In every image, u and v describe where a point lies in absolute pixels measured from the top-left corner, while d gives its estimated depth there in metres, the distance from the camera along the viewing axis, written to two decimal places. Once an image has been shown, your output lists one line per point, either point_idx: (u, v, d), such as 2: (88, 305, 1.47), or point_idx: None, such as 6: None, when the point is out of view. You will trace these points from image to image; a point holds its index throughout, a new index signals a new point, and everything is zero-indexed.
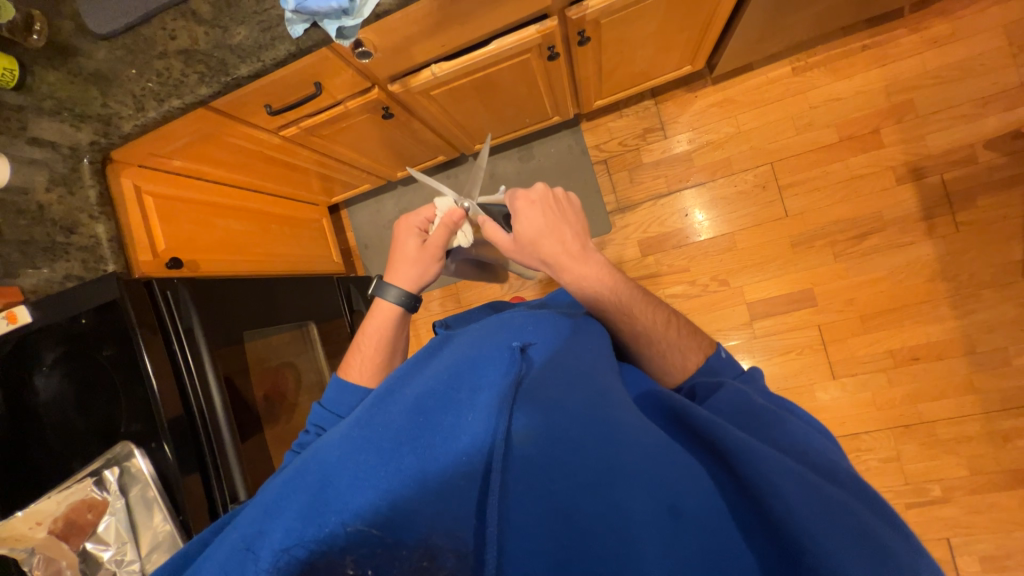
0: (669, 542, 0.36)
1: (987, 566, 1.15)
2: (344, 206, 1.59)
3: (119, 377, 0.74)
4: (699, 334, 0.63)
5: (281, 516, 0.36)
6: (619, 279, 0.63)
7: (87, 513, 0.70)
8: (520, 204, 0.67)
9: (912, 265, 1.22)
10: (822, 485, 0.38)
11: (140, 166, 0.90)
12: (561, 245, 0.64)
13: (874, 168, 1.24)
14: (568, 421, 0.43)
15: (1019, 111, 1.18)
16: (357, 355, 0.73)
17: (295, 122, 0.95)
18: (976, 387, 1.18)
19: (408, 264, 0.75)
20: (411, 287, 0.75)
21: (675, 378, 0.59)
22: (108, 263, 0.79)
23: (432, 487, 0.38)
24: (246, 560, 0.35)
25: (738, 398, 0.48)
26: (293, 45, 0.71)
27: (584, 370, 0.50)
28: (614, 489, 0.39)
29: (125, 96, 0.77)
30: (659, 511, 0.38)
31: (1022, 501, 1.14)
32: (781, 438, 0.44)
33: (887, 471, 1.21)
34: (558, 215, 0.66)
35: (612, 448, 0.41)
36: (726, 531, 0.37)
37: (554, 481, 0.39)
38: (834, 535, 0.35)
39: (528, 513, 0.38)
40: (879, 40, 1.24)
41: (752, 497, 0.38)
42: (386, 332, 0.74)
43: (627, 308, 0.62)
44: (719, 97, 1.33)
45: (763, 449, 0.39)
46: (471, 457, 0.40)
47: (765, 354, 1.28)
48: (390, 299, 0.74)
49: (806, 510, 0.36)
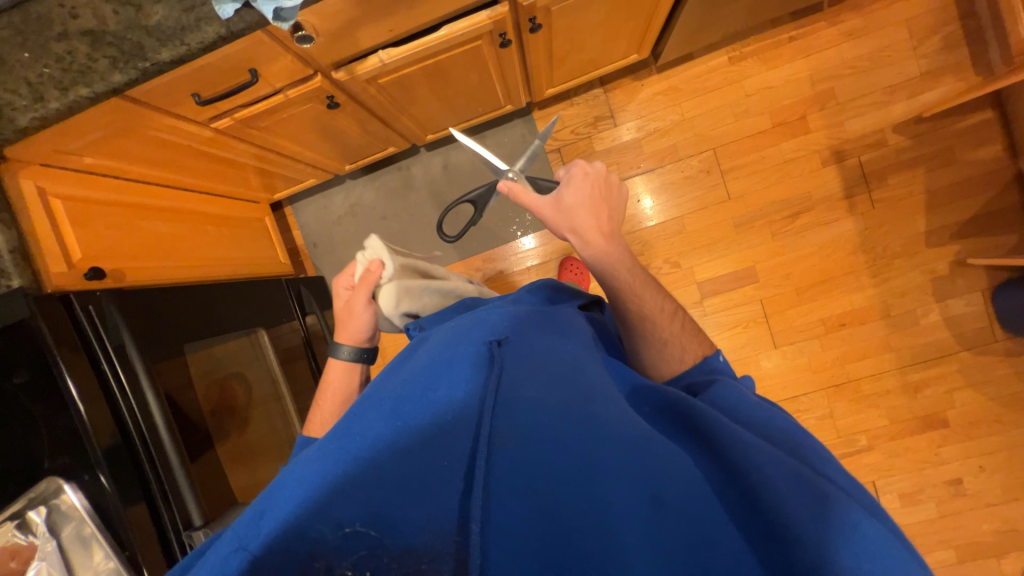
0: (651, 530, 0.39)
1: (904, 501, 1.32)
2: (288, 202, 1.49)
3: (36, 406, 0.66)
4: (701, 335, 0.66)
5: (270, 518, 0.40)
6: (635, 268, 0.66)
7: (9, 561, 0.63)
8: (577, 172, 0.65)
9: (837, 240, 1.34)
10: (809, 475, 0.41)
11: (41, 165, 0.78)
12: (597, 222, 0.64)
13: (802, 152, 1.35)
14: (549, 417, 0.44)
15: (920, 98, 1.32)
16: (316, 412, 0.75)
17: (228, 112, 0.87)
18: (892, 345, 1.33)
19: (343, 320, 0.75)
20: (355, 342, 0.75)
21: (671, 369, 0.63)
22: (11, 278, 0.68)
23: (411, 491, 0.41)
24: (239, 560, 0.38)
25: (728, 395, 0.53)
26: (223, 28, 0.64)
27: (565, 368, 0.52)
28: (595, 482, 0.41)
29: (17, 84, 0.66)
30: (641, 499, 0.40)
31: (930, 442, 1.31)
32: (768, 430, 0.48)
33: (822, 427, 1.34)
34: (602, 197, 0.66)
35: (591, 441, 0.43)
36: (712, 514, 0.40)
37: (540, 477, 0.41)
38: (816, 521, 0.38)
39: (513, 511, 0.40)
40: (803, 32, 1.34)
41: (741, 484, 0.41)
42: (343, 386, 0.76)
43: (640, 296, 0.66)
44: (664, 85, 1.37)
45: (751, 440, 0.43)
46: (450, 459, 0.43)
47: (714, 330, 1.36)
48: (343, 357, 0.75)
49: (789, 490, 0.39)
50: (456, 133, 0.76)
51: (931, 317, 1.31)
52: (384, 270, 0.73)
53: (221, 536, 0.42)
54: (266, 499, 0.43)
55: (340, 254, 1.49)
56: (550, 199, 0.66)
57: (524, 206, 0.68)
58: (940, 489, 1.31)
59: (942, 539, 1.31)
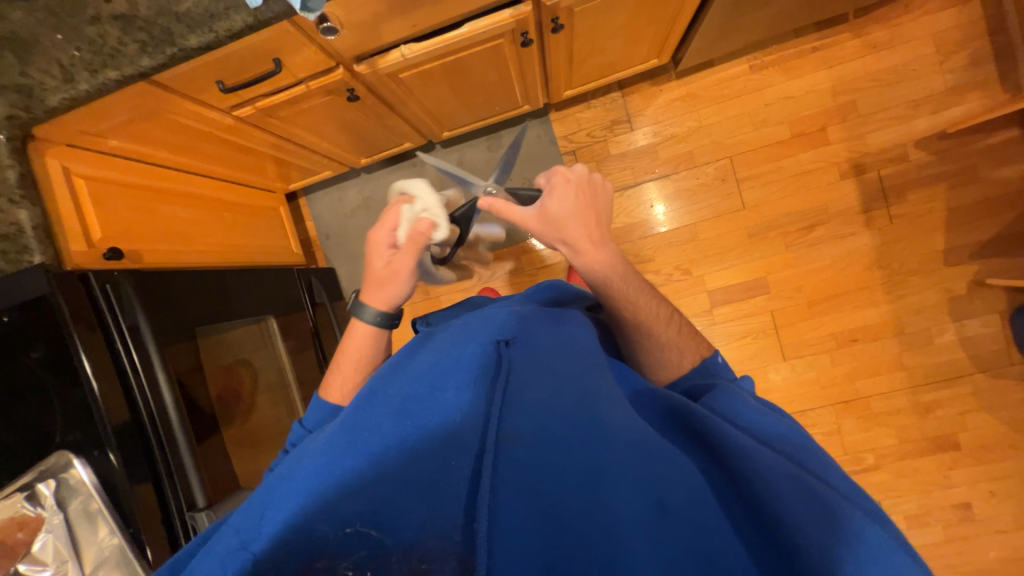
0: (659, 537, 0.38)
1: (910, 523, 1.30)
2: (302, 193, 1.51)
3: (50, 381, 0.67)
4: (698, 337, 0.66)
5: (276, 515, 0.41)
6: (627, 272, 0.65)
7: (17, 532, 0.64)
8: (558, 180, 0.65)
9: (853, 254, 1.32)
10: (816, 483, 0.40)
11: (66, 145, 0.79)
12: (586, 230, 0.64)
13: (820, 164, 1.33)
14: (554, 420, 0.44)
15: (944, 114, 1.30)
16: (337, 374, 0.73)
17: (250, 101, 0.88)
18: (904, 363, 1.30)
19: (380, 280, 0.71)
20: (386, 306, 0.72)
21: (670, 373, 0.64)
22: (35, 254, 0.70)
23: (416, 491, 0.41)
24: (242, 557, 0.39)
25: (729, 399, 0.52)
26: (251, 16, 0.65)
27: (571, 370, 0.51)
28: (601, 487, 0.40)
29: (49, 65, 0.68)
30: (648, 506, 0.40)
31: (940, 464, 1.29)
32: (775, 438, 0.47)
33: (829, 443, 1.32)
34: (588, 202, 0.65)
35: (597, 447, 0.42)
36: (714, 521, 0.40)
37: (546, 480, 0.41)
38: (824, 529, 0.37)
39: (519, 514, 0.39)
40: (827, 42, 1.33)
41: (748, 492, 0.41)
42: (365, 351, 0.73)
43: (635, 301, 0.65)
44: (683, 91, 1.37)
45: (753, 446, 0.43)
46: (457, 460, 0.43)
47: (723, 339, 1.35)
48: (367, 319, 0.72)
49: (794, 499, 0.39)
50: (428, 158, 0.78)
51: (946, 337, 1.29)
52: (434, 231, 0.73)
53: (224, 531, 0.43)
54: (272, 495, 0.44)
55: (351, 247, 1.50)
56: (534, 210, 0.66)
57: (510, 219, 0.68)
58: (947, 513, 1.28)
59: (948, 564, 1.28)
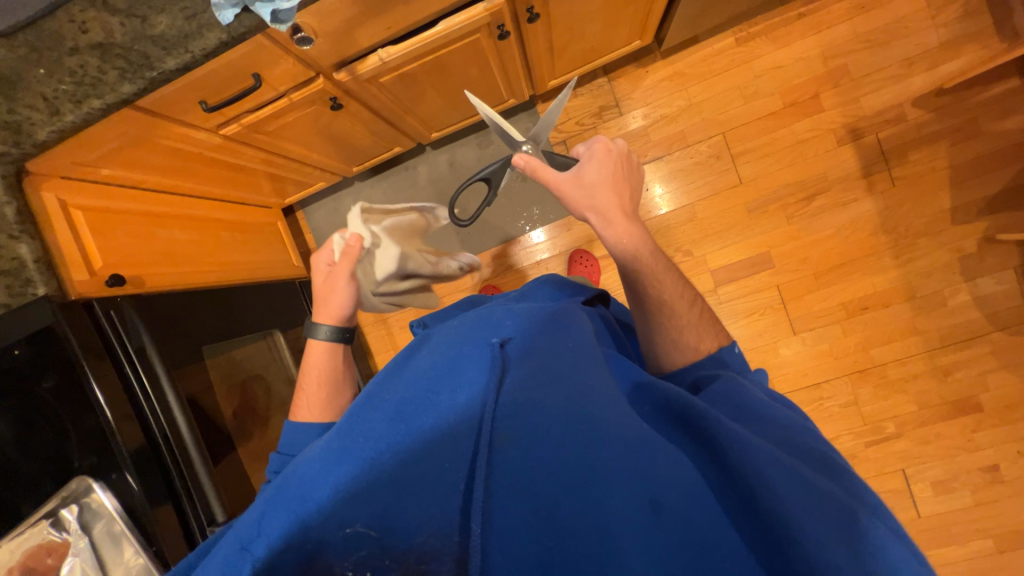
0: (655, 534, 0.39)
1: (937, 490, 1.27)
2: (299, 206, 1.52)
3: (63, 410, 0.68)
4: (717, 325, 0.64)
5: (274, 520, 0.42)
6: (652, 248, 0.63)
7: (46, 558, 0.68)
8: (598, 149, 0.65)
9: (857, 220, 1.29)
10: (809, 476, 0.41)
11: (60, 177, 0.80)
12: (618, 201, 0.64)
13: (816, 132, 1.31)
14: (550, 421, 0.44)
15: (940, 70, 1.26)
16: (304, 395, 0.71)
17: (235, 118, 0.89)
18: (918, 328, 1.27)
19: (323, 296, 0.73)
20: (333, 319, 0.72)
21: (687, 356, 0.61)
22: (37, 286, 0.71)
23: (411, 496, 0.41)
24: (242, 560, 0.40)
25: (731, 390, 0.51)
26: (224, 33, 0.65)
27: (566, 367, 0.50)
28: (595, 485, 0.41)
29: (35, 99, 0.70)
30: (641, 502, 0.40)
31: (964, 428, 1.26)
32: (772, 431, 0.48)
33: (847, 415, 1.30)
34: (622, 176, 0.65)
35: (592, 445, 0.42)
36: (710, 515, 0.40)
37: (539, 480, 0.41)
38: (818, 524, 0.38)
39: (513, 518, 0.40)
40: (813, 8, 1.30)
41: (741, 486, 0.41)
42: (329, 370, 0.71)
43: (660, 279, 0.63)
44: (670, 71, 1.35)
45: (751, 441, 0.43)
46: (452, 462, 0.43)
47: (730, 318, 1.34)
48: (321, 337, 0.72)
49: (793, 500, 0.39)
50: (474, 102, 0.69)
51: (960, 298, 1.26)
52: (364, 242, 0.74)
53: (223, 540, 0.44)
54: (270, 500, 0.44)
55: None
56: (572, 174, 0.65)
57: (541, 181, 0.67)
58: (974, 477, 1.25)
59: (980, 529, 1.25)
